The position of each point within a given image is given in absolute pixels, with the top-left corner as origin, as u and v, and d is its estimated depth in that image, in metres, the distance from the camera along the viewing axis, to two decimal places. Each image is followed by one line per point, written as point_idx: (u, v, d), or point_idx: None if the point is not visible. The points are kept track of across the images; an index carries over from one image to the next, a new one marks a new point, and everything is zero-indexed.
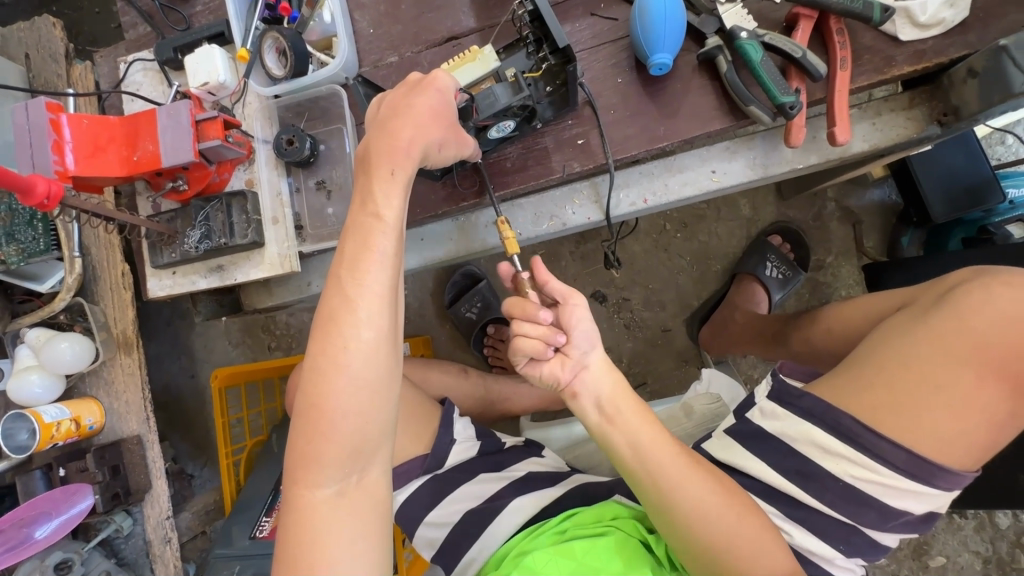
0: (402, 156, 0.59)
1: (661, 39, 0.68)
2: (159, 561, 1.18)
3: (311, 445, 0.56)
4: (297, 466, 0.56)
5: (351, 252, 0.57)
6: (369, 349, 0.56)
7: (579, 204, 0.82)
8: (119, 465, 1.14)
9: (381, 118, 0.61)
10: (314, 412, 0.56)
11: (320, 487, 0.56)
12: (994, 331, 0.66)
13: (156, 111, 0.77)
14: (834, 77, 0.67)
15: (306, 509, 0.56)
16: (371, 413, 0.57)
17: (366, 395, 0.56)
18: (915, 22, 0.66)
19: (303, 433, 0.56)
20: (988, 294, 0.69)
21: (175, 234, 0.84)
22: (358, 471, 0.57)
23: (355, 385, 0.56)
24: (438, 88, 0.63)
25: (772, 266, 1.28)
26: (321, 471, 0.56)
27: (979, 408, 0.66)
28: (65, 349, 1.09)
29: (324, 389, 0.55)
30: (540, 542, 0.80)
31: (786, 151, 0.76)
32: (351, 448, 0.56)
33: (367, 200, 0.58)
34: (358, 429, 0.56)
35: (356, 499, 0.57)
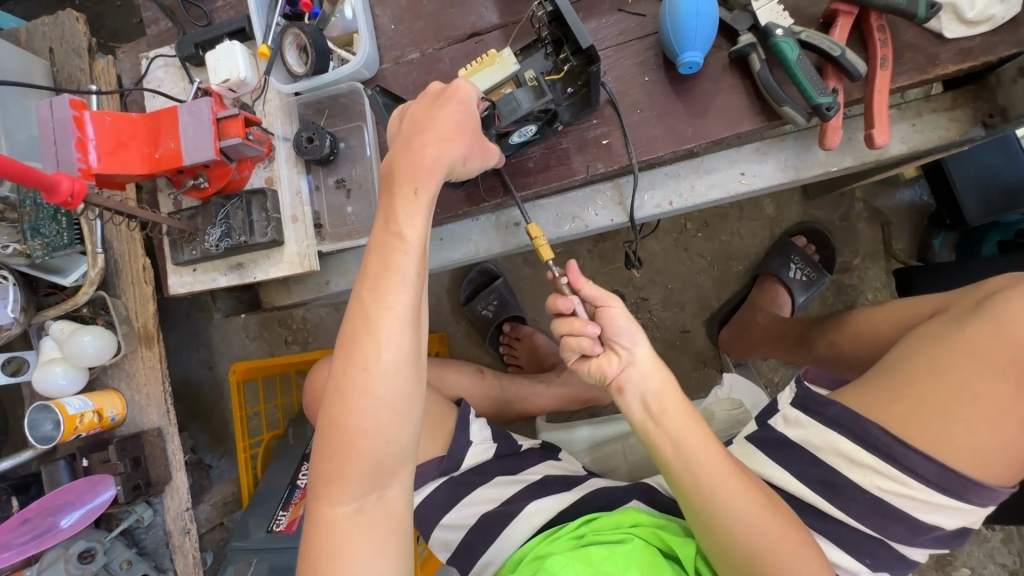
0: (424, 172, 0.59)
1: (691, 36, 0.66)
2: (178, 552, 1.20)
3: (332, 462, 0.56)
4: (320, 481, 0.57)
5: (374, 270, 0.57)
6: (390, 369, 0.56)
7: (602, 205, 0.81)
8: (140, 457, 1.16)
9: (406, 132, 0.61)
10: (336, 430, 0.56)
11: (339, 504, 0.56)
12: None
13: (178, 108, 0.77)
14: (874, 77, 0.64)
15: (326, 524, 0.56)
16: (394, 433, 0.56)
17: (387, 414, 0.56)
18: (961, 18, 0.62)
19: (324, 450, 0.57)
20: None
21: (196, 231, 0.85)
22: (378, 489, 0.57)
23: (376, 405, 0.55)
24: (459, 98, 0.62)
25: (796, 268, 1.25)
26: (342, 489, 0.56)
27: (1017, 422, 0.63)
28: (88, 342, 1.10)
29: (345, 408, 0.55)
30: (557, 547, 0.79)
31: (819, 153, 0.73)
32: (372, 466, 0.56)
33: (390, 218, 0.58)
34: (381, 447, 0.56)
35: (375, 517, 0.57)
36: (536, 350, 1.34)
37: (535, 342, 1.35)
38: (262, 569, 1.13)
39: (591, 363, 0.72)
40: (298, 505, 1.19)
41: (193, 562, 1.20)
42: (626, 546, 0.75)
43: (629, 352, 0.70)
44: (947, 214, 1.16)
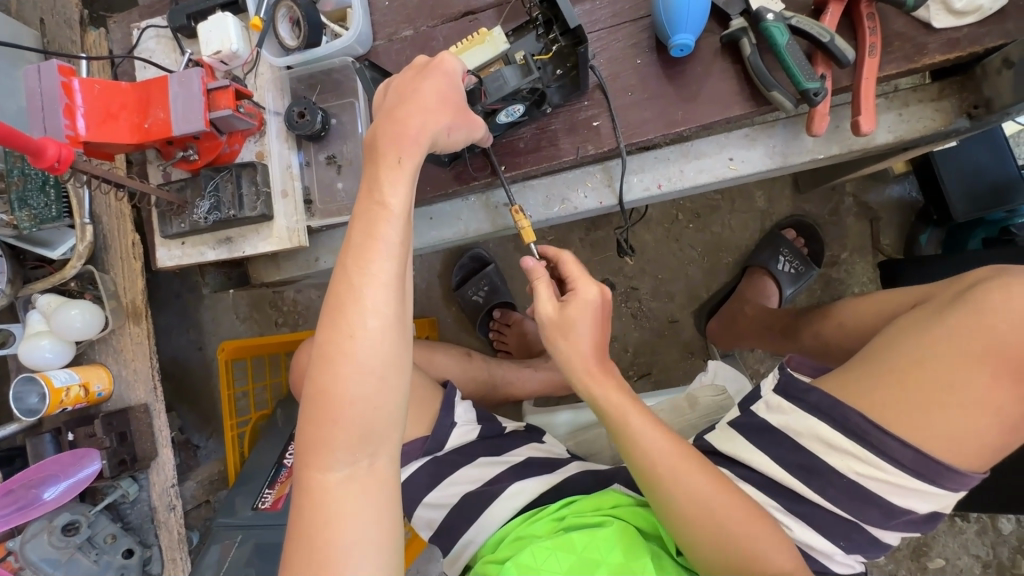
0: (408, 142, 0.59)
1: (684, 19, 0.66)
2: (163, 527, 1.20)
3: (320, 430, 0.56)
4: (308, 451, 0.57)
5: (358, 240, 0.57)
6: (375, 336, 0.56)
7: (591, 187, 0.81)
8: (126, 432, 1.16)
9: (390, 104, 0.61)
10: (324, 397, 0.56)
11: (328, 472, 0.56)
12: (1010, 330, 0.65)
13: (167, 78, 0.76)
14: (862, 64, 0.65)
15: (315, 495, 0.56)
16: (380, 402, 0.57)
17: (374, 382, 0.56)
18: (950, 8, 0.63)
19: (312, 418, 0.57)
20: (1010, 295, 0.66)
21: (185, 204, 0.84)
22: (367, 457, 0.57)
23: (363, 372, 0.56)
24: (444, 71, 0.62)
25: (785, 260, 1.26)
26: (330, 456, 0.56)
27: (992, 410, 0.64)
28: (75, 316, 1.09)
29: (333, 375, 0.55)
30: (538, 529, 0.81)
31: (808, 141, 0.73)
32: (360, 434, 0.56)
33: (374, 188, 0.58)
34: (367, 416, 0.56)
35: (365, 485, 0.57)
36: (525, 336, 1.36)
37: (525, 329, 1.36)
38: (245, 548, 1.14)
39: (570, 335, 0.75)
40: (285, 483, 1.20)
41: (178, 538, 1.21)
42: (605, 530, 0.76)
43: (578, 335, 0.74)
44: (934, 210, 1.17)
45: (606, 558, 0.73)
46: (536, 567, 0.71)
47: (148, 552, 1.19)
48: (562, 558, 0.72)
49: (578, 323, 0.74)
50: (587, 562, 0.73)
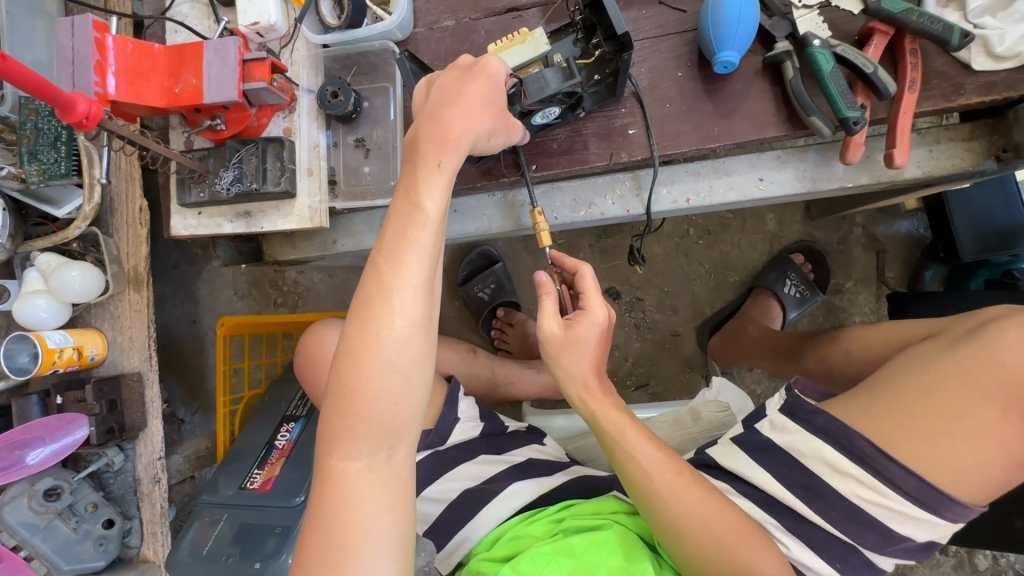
0: (450, 147, 0.58)
1: (730, 36, 0.67)
2: (146, 500, 1.18)
3: (343, 422, 0.56)
4: (329, 437, 0.57)
5: (390, 237, 0.57)
6: (403, 335, 0.56)
7: (619, 195, 0.80)
8: (117, 400, 1.15)
9: (433, 101, 0.61)
10: (347, 391, 0.55)
11: (350, 460, 0.56)
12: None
13: (203, 45, 0.75)
14: (902, 98, 0.66)
15: (335, 479, 0.56)
16: (403, 399, 0.56)
17: (399, 380, 0.56)
18: (991, 52, 0.64)
19: (335, 410, 0.56)
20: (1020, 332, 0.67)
21: (207, 173, 0.83)
22: (388, 449, 0.57)
23: (388, 369, 0.55)
24: (488, 74, 0.62)
25: (791, 284, 1.28)
26: (352, 445, 0.56)
27: (997, 445, 0.65)
28: (75, 277, 1.09)
29: (358, 370, 0.55)
30: (535, 530, 0.81)
31: (838, 168, 0.74)
32: (383, 428, 0.56)
33: (410, 188, 0.58)
34: (393, 411, 0.56)
35: (383, 476, 0.57)
36: (528, 337, 1.36)
37: (528, 330, 1.36)
38: (229, 527, 1.10)
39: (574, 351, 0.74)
40: (275, 464, 1.18)
41: (160, 512, 1.18)
42: (604, 535, 0.76)
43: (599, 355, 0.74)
44: (942, 247, 1.19)
45: (603, 564, 0.73)
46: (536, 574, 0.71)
47: (128, 524, 1.17)
48: (562, 566, 0.73)
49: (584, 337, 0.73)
50: (587, 566, 0.73)
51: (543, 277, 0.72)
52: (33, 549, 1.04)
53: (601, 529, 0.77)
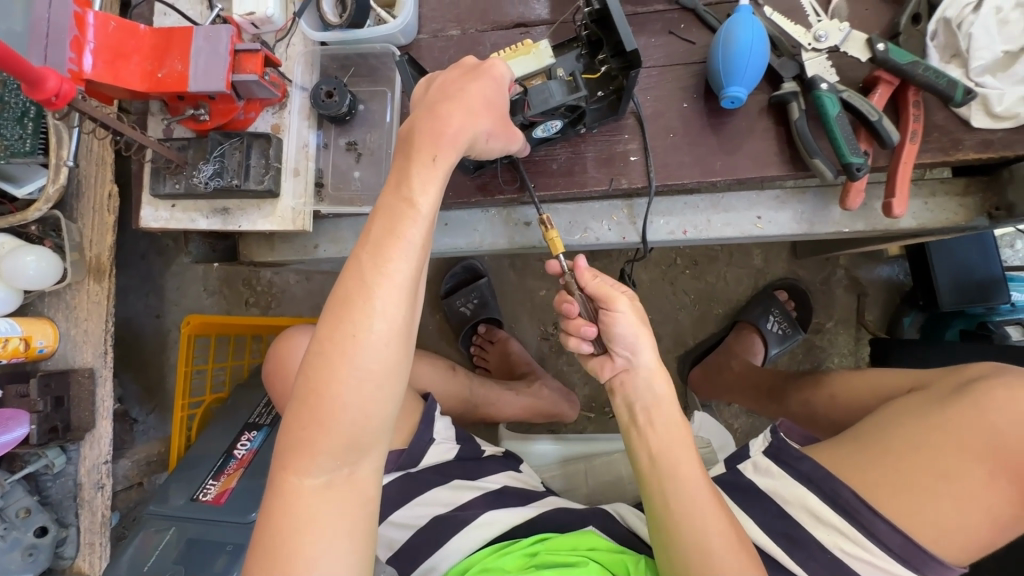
0: (445, 143, 0.55)
1: (740, 73, 0.66)
2: (86, 507, 1.09)
3: (305, 433, 0.52)
4: (288, 449, 0.53)
5: (376, 233, 0.54)
6: (381, 341, 0.52)
7: (616, 222, 0.78)
8: (63, 397, 1.07)
9: (432, 97, 0.58)
10: (313, 398, 0.52)
11: (307, 476, 0.52)
12: (1013, 432, 0.65)
13: (193, 30, 0.71)
14: (902, 149, 0.66)
15: (292, 493, 0.52)
16: (373, 411, 0.53)
17: (370, 391, 0.52)
18: (990, 111, 0.65)
19: (299, 416, 0.52)
20: (1009, 395, 0.67)
21: (185, 165, 0.78)
22: (350, 465, 0.53)
23: (360, 377, 0.52)
24: (492, 76, 0.59)
25: (774, 320, 1.28)
26: (312, 459, 0.52)
27: (983, 506, 0.64)
28: (30, 263, 1.01)
29: (327, 375, 0.51)
30: (506, 563, 0.76)
31: (835, 213, 0.73)
32: (347, 442, 0.52)
33: (402, 183, 0.55)
34: (360, 424, 0.52)
35: (343, 493, 0.53)
36: (508, 356, 1.33)
37: (509, 349, 1.34)
38: (175, 542, 1.03)
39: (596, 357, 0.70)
40: (231, 476, 1.11)
41: (101, 521, 1.10)
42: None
43: (627, 359, 0.69)
44: (921, 295, 1.21)
45: None
46: None
47: (64, 533, 1.08)
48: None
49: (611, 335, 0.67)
50: None
51: (582, 264, 0.65)
52: None
53: (575, 566, 0.73)
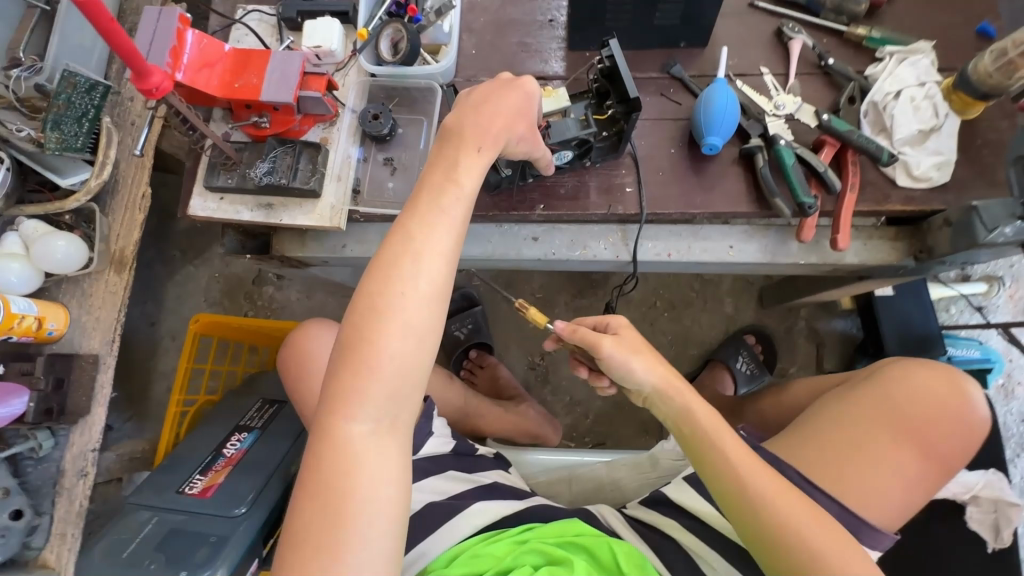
0: (488, 138, 0.68)
1: (717, 126, 0.82)
2: (65, 495, 1.08)
3: (353, 380, 0.59)
4: (337, 397, 0.59)
5: (423, 206, 0.64)
6: (423, 297, 0.61)
7: (611, 242, 0.91)
8: (64, 380, 1.09)
9: (475, 98, 0.70)
10: (361, 349, 0.59)
11: (354, 422, 0.59)
12: (909, 406, 0.80)
13: (272, 52, 0.84)
14: (845, 196, 0.82)
15: (339, 439, 0.58)
16: (413, 363, 0.60)
17: (412, 342, 0.60)
18: (910, 173, 0.82)
19: (349, 365, 0.59)
20: (917, 374, 0.83)
21: (240, 163, 0.89)
22: (391, 415, 0.60)
23: (405, 330, 0.60)
24: (525, 89, 0.72)
25: (743, 360, 1.38)
26: (359, 406, 0.59)
27: (898, 469, 0.77)
28: (60, 247, 1.08)
29: (375, 326, 0.59)
30: (496, 549, 0.80)
31: (793, 248, 0.88)
32: (391, 390, 0.59)
33: (450, 167, 0.66)
34: (402, 374, 0.60)
35: (387, 441, 0.60)
36: (497, 380, 1.41)
37: (498, 373, 1.42)
38: (157, 531, 1.02)
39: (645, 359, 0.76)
40: (220, 471, 1.12)
41: (77, 511, 1.09)
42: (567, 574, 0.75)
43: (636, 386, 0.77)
44: (871, 345, 1.36)
45: None
46: None
47: (36, 520, 1.06)
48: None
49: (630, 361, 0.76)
50: None
51: (559, 325, 0.78)
52: None
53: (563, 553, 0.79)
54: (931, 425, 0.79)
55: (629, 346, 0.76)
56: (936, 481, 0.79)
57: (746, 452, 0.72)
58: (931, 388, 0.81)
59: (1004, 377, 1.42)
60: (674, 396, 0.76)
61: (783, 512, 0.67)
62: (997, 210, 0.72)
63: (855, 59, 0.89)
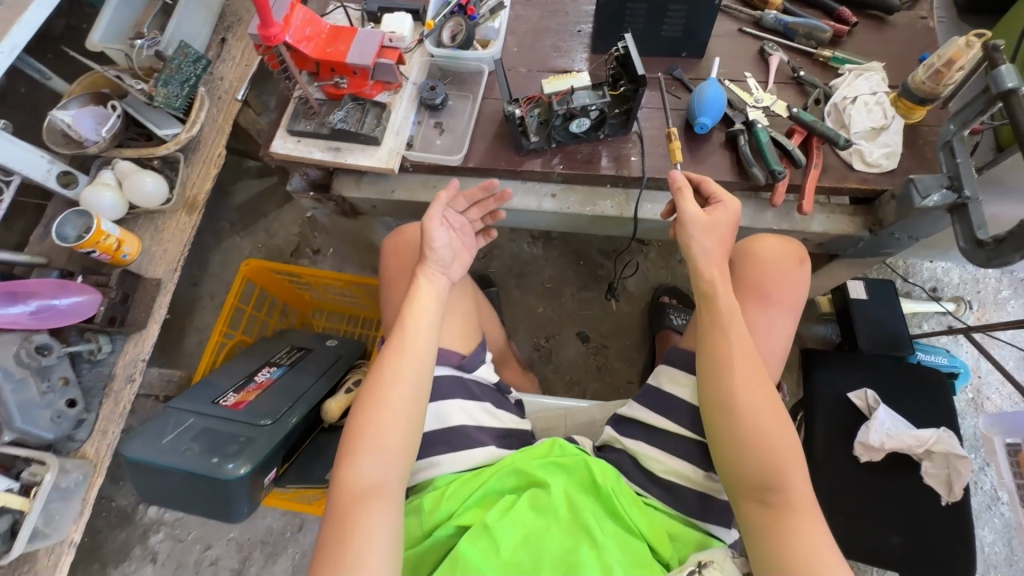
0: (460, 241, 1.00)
1: (708, 109, 1.03)
2: (112, 396, 1.21)
3: (359, 439, 0.81)
4: (347, 455, 0.80)
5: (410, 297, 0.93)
6: (409, 370, 0.85)
7: (616, 202, 1.09)
8: (130, 295, 1.25)
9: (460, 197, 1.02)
10: (367, 416, 0.82)
11: (358, 470, 0.78)
12: (763, 279, 0.90)
13: (359, 30, 1.05)
14: (809, 171, 1.00)
15: (348, 484, 0.78)
16: (402, 426, 0.82)
17: (403, 403, 0.83)
18: (863, 159, 1.01)
19: (355, 430, 0.81)
20: (768, 243, 0.94)
21: (320, 113, 1.10)
22: (387, 461, 0.80)
23: (397, 396, 0.83)
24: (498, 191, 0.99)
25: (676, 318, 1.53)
26: (361, 458, 0.79)
27: (759, 333, 0.88)
28: (148, 182, 1.28)
29: (377, 398, 0.83)
30: (484, 476, 0.87)
31: (769, 215, 1.05)
32: (388, 443, 0.80)
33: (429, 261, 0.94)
34: (396, 431, 0.81)
35: (385, 483, 0.78)
36: None
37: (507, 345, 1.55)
38: (192, 430, 1.13)
39: (718, 233, 0.90)
40: (252, 391, 1.24)
41: (121, 412, 1.20)
42: (546, 496, 0.82)
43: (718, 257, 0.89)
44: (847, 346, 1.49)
45: (546, 512, 0.81)
46: (489, 524, 0.78)
47: (84, 415, 1.17)
48: (514, 527, 0.79)
49: (723, 226, 0.91)
50: (535, 519, 0.80)
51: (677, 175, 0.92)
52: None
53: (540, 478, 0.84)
54: (778, 283, 0.90)
55: (730, 208, 0.91)
56: (793, 316, 0.90)
57: (737, 344, 0.81)
58: (778, 254, 0.92)
59: (972, 390, 1.54)
60: (720, 274, 0.87)
61: (746, 402, 0.78)
62: (929, 181, 0.89)
63: (821, 75, 1.10)
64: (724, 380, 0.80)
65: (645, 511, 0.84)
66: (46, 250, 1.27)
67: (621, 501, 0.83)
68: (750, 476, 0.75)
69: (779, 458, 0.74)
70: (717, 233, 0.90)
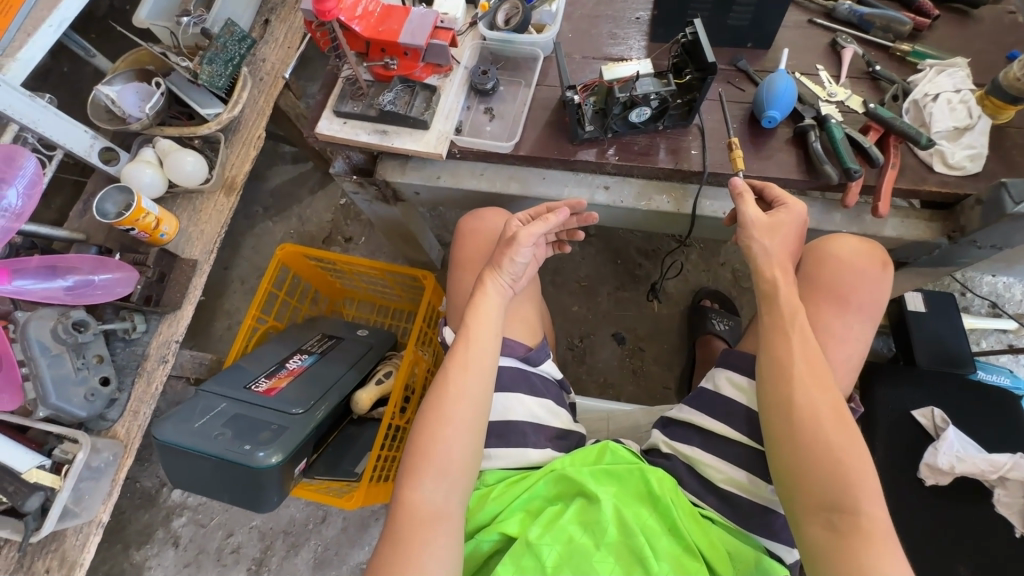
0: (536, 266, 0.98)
1: (778, 101, 0.96)
2: (145, 376, 1.19)
3: (419, 456, 0.77)
4: (407, 472, 0.77)
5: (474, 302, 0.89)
6: (471, 384, 0.81)
7: (673, 198, 1.04)
8: (166, 275, 1.23)
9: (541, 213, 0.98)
10: (429, 431, 0.78)
11: (419, 489, 0.75)
12: (839, 280, 0.85)
13: (413, 9, 1.00)
14: (886, 171, 0.93)
15: (410, 501, 0.75)
16: (462, 443, 0.78)
17: (465, 419, 0.79)
18: (946, 161, 0.94)
19: (417, 446, 0.78)
20: (844, 243, 0.89)
21: (368, 95, 1.07)
22: (449, 480, 0.76)
23: (460, 412, 0.79)
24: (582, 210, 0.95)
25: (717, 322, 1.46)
26: (421, 477, 0.76)
27: (833, 336, 0.83)
28: (189, 161, 1.27)
29: (438, 412, 0.79)
30: (531, 480, 0.83)
31: (836, 217, 0.99)
32: (449, 462, 0.77)
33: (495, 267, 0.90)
34: (458, 449, 0.78)
35: (445, 504, 0.75)
36: None
37: None
38: (223, 414, 1.11)
39: (783, 233, 0.84)
40: (283, 377, 1.21)
41: (152, 393, 1.19)
42: (594, 512, 0.76)
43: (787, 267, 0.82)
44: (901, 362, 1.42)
45: (592, 528, 0.75)
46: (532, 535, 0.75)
47: (116, 394, 1.16)
48: (556, 544, 0.74)
49: (789, 228, 0.84)
50: (579, 535, 0.75)
51: (739, 180, 0.88)
52: (34, 370, 1.03)
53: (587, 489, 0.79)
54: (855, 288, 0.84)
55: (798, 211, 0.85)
56: (872, 324, 0.84)
57: (804, 350, 0.75)
58: (857, 256, 0.87)
59: None
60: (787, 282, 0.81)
61: (817, 408, 0.71)
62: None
63: (898, 70, 1.03)
64: (792, 381, 0.73)
65: (702, 525, 0.79)
66: (84, 227, 1.26)
67: (677, 513, 0.77)
68: (804, 482, 0.70)
69: (849, 469, 0.67)
70: (781, 234, 0.84)
